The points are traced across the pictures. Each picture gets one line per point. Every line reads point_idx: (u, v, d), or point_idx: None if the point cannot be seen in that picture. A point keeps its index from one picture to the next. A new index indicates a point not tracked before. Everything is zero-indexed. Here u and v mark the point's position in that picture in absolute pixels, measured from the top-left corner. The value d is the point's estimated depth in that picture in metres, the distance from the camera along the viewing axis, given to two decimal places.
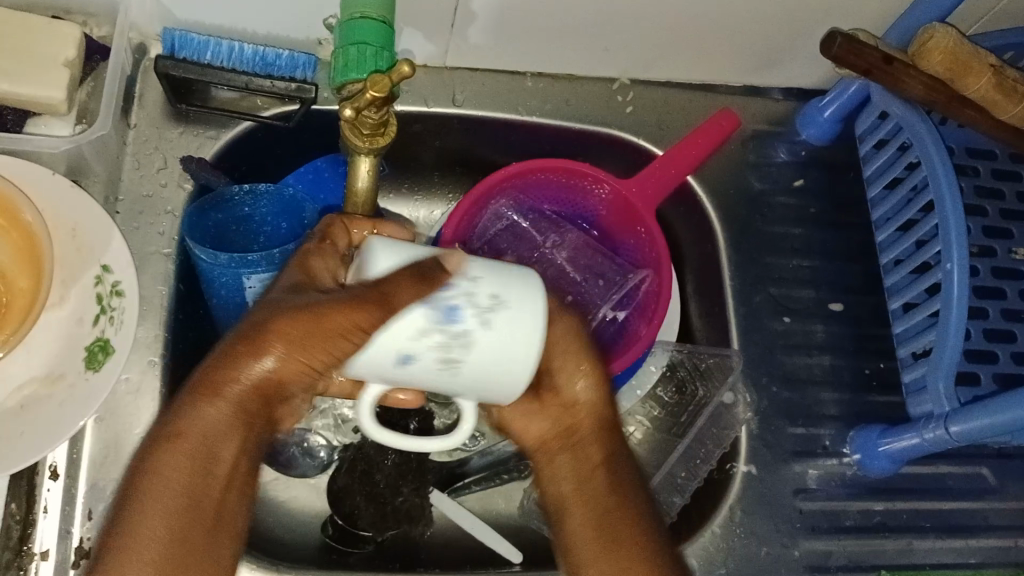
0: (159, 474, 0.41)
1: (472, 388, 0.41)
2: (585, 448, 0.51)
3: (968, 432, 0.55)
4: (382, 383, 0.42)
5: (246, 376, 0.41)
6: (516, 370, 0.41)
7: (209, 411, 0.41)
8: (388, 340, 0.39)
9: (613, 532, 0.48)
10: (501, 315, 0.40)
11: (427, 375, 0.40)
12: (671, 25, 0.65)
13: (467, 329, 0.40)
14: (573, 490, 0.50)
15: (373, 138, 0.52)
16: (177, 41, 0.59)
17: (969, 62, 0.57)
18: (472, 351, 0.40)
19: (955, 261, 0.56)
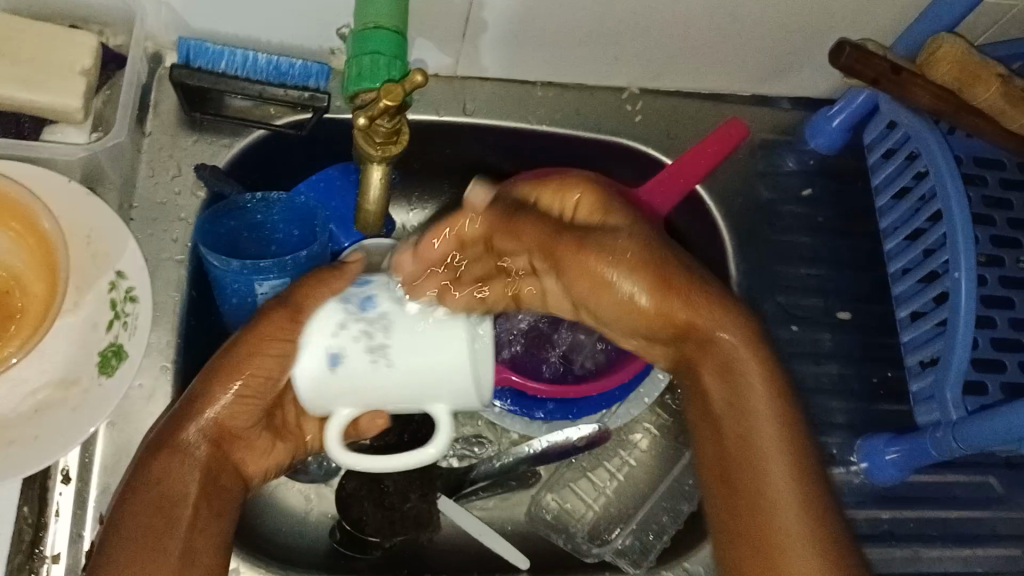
0: (128, 519, 0.46)
1: (424, 384, 0.45)
2: (695, 369, 0.52)
3: (976, 441, 0.55)
4: (344, 403, 0.45)
5: (204, 412, 0.48)
6: (452, 351, 0.44)
7: (172, 458, 0.47)
8: (313, 345, 0.44)
9: (749, 473, 0.49)
10: (413, 299, 0.45)
11: (361, 372, 0.44)
12: (680, 34, 0.66)
13: (381, 313, 0.45)
14: (697, 407, 0.52)
15: (385, 146, 0.52)
16: (192, 51, 0.60)
17: (977, 71, 0.58)
18: (393, 334, 0.44)
19: (963, 270, 0.56)
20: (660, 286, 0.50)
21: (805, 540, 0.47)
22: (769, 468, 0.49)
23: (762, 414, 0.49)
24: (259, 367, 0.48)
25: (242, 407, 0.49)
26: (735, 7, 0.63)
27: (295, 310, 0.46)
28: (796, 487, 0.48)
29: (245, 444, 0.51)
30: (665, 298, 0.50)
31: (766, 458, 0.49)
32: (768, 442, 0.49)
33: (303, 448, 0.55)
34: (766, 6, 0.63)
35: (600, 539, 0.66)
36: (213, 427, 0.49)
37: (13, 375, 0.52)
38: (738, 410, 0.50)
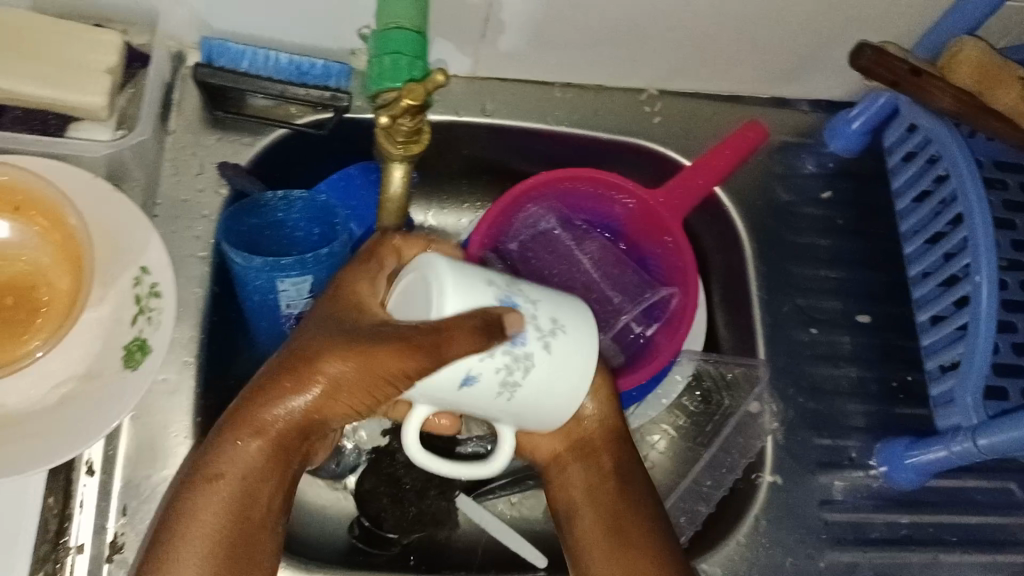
0: (201, 511, 0.43)
1: (526, 413, 0.43)
2: (596, 457, 0.51)
3: (996, 446, 0.54)
4: (433, 402, 0.43)
5: (292, 407, 0.43)
6: (560, 398, 0.43)
7: (250, 449, 0.43)
8: (462, 364, 0.41)
9: (632, 537, 0.48)
10: (559, 343, 0.42)
11: (484, 398, 0.42)
12: (700, 36, 0.66)
13: (529, 352, 0.42)
14: (585, 500, 0.50)
15: (407, 145, 0.53)
16: (215, 50, 0.61)
17: (998, 74, 0.59)
18: (534, 375, 0.42)
19: (984, 274, 0.56)
20: (602, 391, 0.50)
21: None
22: (596, 549, 0.49)
23: (598, 489, 0.50)
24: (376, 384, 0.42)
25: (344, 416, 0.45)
26: (755, 9, 0.63)
27: (409, 340, 0.40)
28: (620, 572, 0.48)
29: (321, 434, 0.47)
30: (588, 429, 0.50)
31: (593, 537, 0.49)
32: (592, 518, 0.50)
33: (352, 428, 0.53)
34: (786, 8, 0.63)
35: None
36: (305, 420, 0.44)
37: (37, 369, 0.53)
38: (574, 484, 0.51)
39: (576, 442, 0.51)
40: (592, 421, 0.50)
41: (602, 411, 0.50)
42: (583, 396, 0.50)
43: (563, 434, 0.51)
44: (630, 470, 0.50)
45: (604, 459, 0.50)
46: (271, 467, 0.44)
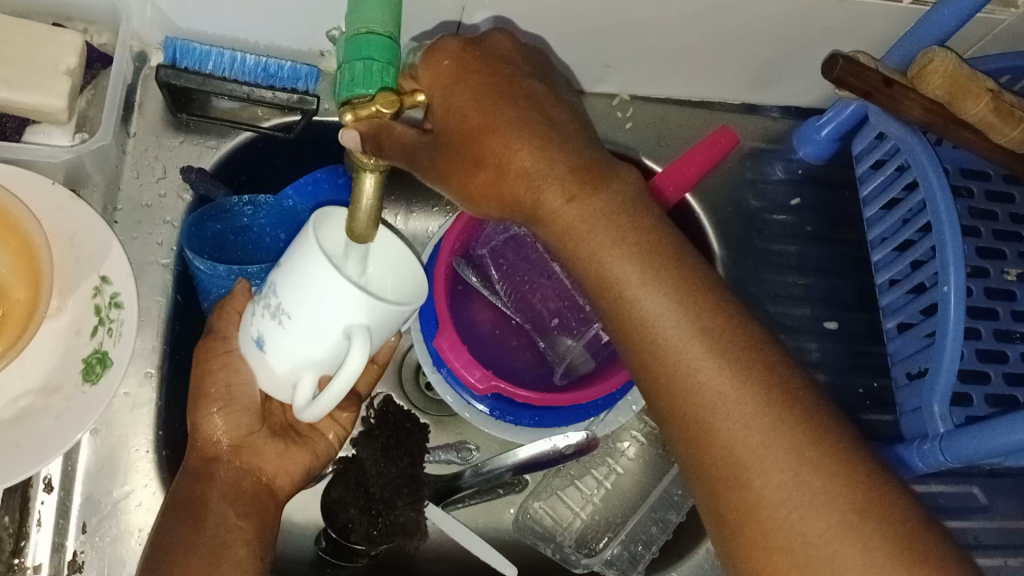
0: (161, 532, 0.49)
1: (323, 317, 0.45)
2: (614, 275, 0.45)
3: (960, 456, 0.55)
4: (302, 372, 0.47)
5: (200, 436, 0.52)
6: (312, 281, 0.44)
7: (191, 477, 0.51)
8: (249, 347, 0.49)
9: (710, 367, 0.42)
10: (275, 269, 0.47)
11: (275, 339, 0.47)
12: (672, 42, 0.65)
13: (269, 285, 0.47)
14: (647, 323, 0.44)
15: (379, 154, 0.45)
16: (178, 51, 0.59)
17: (968, 85, 0.58)
18: (280, 293, 0.46)
19: (952, 285, 0.57)
20: (574, 189, 0.45)
21: (779, 446, 0.41)
22: (689, 395, 0.43)
23: (669, 315, 0.43)
24: (223, 384, 0.52)
25: (232, 418, 0.53)
26: (728, 16, 0.63)
27: (216, 337, 0.53)
28: (742, 415, 0.41)
29: (255, 456, 0.54)
30: (584, 204, 0.45)
31: (707, 385, 0.42)
32: (697, 378, 0.42)
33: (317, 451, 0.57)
34: (758, 16, 0.63)
35: (588, 548, 0.66)
36: (221, 438, 0.53)
37: None
38: (646, 313, 0.44)
39: (586, 174, 0.45)
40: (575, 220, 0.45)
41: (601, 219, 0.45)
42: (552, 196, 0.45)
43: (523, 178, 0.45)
44: (680, 289, 0.44)
45: (661, 278, 0.44)
46: (217, 476, 0.52)
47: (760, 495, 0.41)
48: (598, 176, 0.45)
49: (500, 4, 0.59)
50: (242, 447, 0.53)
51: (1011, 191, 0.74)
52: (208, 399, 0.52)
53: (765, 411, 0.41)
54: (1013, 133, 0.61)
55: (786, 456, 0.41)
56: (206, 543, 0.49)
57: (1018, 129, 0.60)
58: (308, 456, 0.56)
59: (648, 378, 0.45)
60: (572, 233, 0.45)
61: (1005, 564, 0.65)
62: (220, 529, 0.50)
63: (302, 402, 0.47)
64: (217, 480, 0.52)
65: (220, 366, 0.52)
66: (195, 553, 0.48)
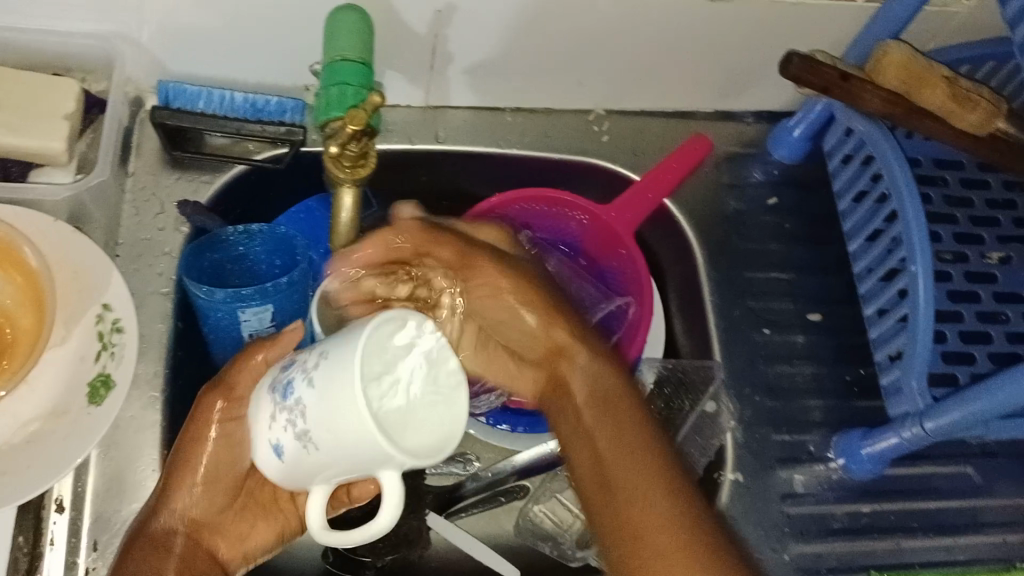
0: None
1: (343, 458, 0.41)
2: (569, 396, 0.52)
3: (944, 427, 0.57)
4: (317, 482, 0.43)
5: (164, 512, 0.50)
6: (336, 413, 0.39)
7: (141, 554, 0.48)
8: (261, 436, 0.45)
9: (644, 474, 0.48)
10: (323, 371, 0.41)
11: (294, 457, 0.42)
12: (639, 54, 0.68)
13: (297, 396, 0.42)
14: (591, 445, 0.50)
15: (355, 169, 0.51)
16: (171, 93, 0.63)
17: (923, 73, 0.61)
18: (308, 417, 0.41)
19: (920, 265, 0.58)
20: (573, 375, 0.53)
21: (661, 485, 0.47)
22: (625, 493, 0.48)
23: (589, 403, 0.51)
24: (194, 458, 0.50)
25: (205, 499, 0.51)
26: (688, 25, 0.66)
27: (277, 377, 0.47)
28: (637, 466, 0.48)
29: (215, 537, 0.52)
30: (575, 374, 0.52)
31: (633, 503, 0.47)
32: (629, 506, 0.47)
33: (288, 526, 0.54)
34: (717, 25, 0.66)
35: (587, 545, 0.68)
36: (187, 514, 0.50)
37: (5, 409, 0.54)
38: (571, 420, 0.52)
39: (555, 343, 0.53)
40: (549, 348, 0.53)
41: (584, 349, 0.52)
42: (527, 317, 0.54)
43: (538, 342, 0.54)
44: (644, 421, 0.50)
45: (595, 414, 0.51)
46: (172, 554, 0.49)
47: (648, 551, 0.46)
48: (582, 335, 0.53)
49: (469, 30, 0.63)
50: (202, 523, 0.51)
51: (984, 178, 0.76)
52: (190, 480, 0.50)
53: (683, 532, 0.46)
54: (972, 118, 0.61)
55: (686, 554, 0.45)
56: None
57: (976, 112, 0.61)
58: (275, 534, 0.54)
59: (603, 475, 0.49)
60: (559, 383, 0.53)
61: (1004, 541, 0.66)
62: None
63: (315, 522, 0.43)
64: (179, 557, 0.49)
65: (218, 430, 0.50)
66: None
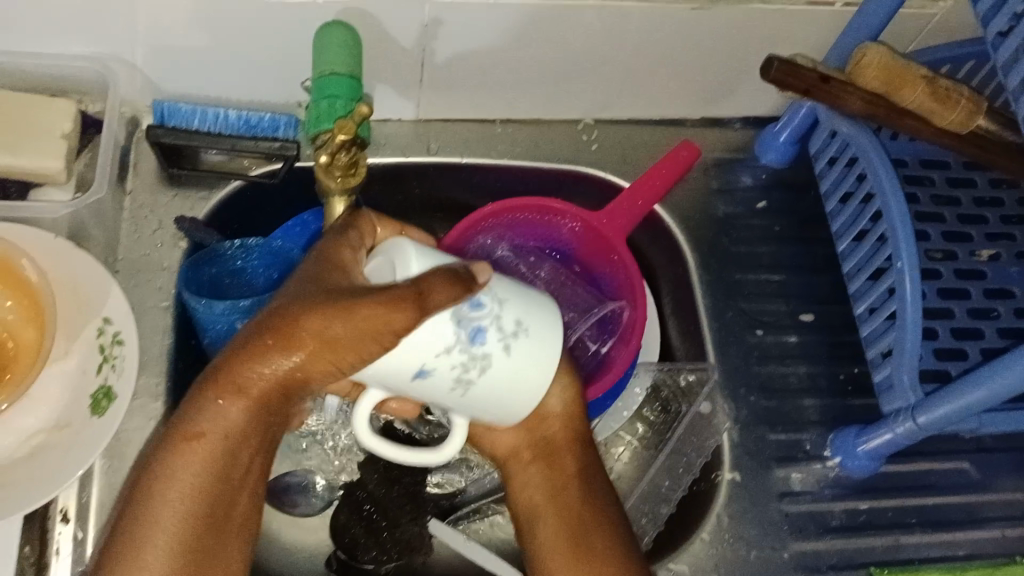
0: (174, 477, 0.43)
1: (502, 404, 0.47)
2: (560, 458, 0.56)
3: (936, 420, 0.57)
4: (379, 387, 0.46)
5: (270, 371, 0.42)
6: (538, 372, 0.47)
7: (231, 411, 0.43)
8: (398, 346, 0.43)
9: (595, 539, 0.52)
10: (523, 342, 0.46)
11: (441, 390, 0.45)
12: (623, 63, 0.70)
13: (487, 352, 0.45)
14: (546, 499, 0.55)
15: (345, 178, 0.52)
16: (166, 112, 0.64)
17: (903, 74, 0.62)
18: (489, 374, 0.45)
19: (905, 261, 0.59)
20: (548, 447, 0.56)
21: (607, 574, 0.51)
22: (553, 557, 0.53)
23: (541, 490, 0.56)
24: (327, 329, 0.42)
25: (326, 373, 0.43)
26: (669, 34, 0.67)
27: (422, 296, 0.41)
28: (581, 564, 0.51)
29: (298, 406, 0.46)
30: (535, 464, 0.56)
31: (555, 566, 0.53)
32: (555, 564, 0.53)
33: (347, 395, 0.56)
34: (698, 32, 0.67)
35: None
36: (272, 395, 0.43)
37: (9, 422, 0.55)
38: (529, 487, 0.56)
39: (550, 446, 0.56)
40: (554, 418, 0.56)
41: (565, 406, 0.55)
42: (552, 399, 0.55)
43: (535, 422, 0.56)
44: (587, 480, 0.55)
45: (563, 493, 0.55)
46: (251, 428, 0.43)
47: None
48: (557, 449, 0.56)
49: (456, 41, 0.64)
50: (302, 391, 0.44)
51: (971, 176, 0.77)
52: (268, 365, 0.42)
53: None
54: (954, 116, 0.63)
55: None
56: (200, 548, 0.43)
57: (958, 110, 0.62)
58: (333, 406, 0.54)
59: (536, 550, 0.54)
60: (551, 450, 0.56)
61: (1003, 536, 0.66)
62: (222, 531, 0.44)
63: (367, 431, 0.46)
64: (252, 434, 0.44)
65: (338, 310, 0.42)
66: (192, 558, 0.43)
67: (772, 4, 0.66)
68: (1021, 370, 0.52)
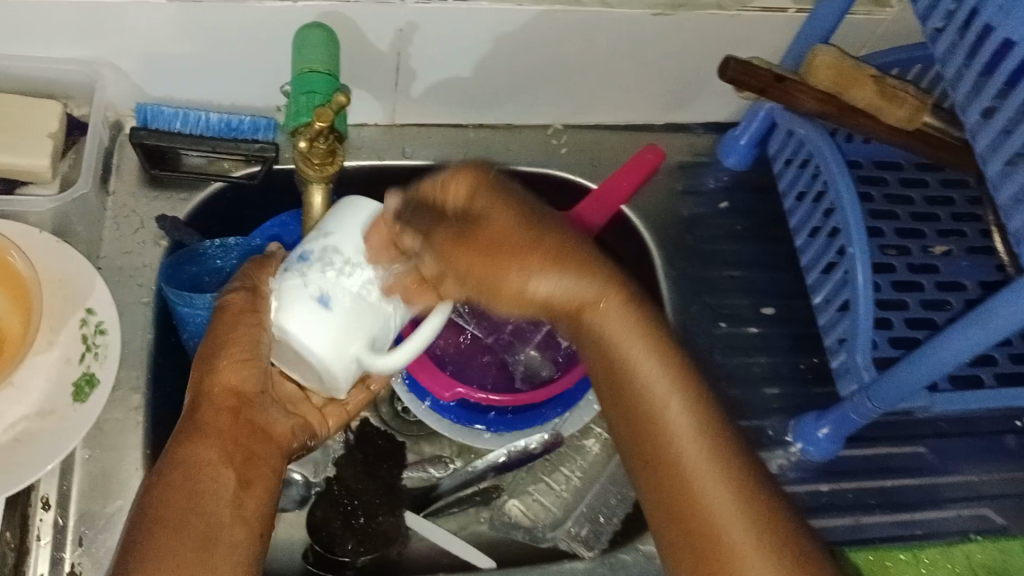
0: (153, 509, 0.50)
1: (404, 256, 0.50)
2: (649, 375, 0.51)
3: (889, 398, 0.59)
4: (356, 338, 0.50)
5: (207, 389, 0.54)
6: (371, 226, 0.50)
7: (193, 450, 0.52)
8: (293, 315, 0.49)
9: (701, 449, 0.49)
10: (334, 226, 0.50)
11: (347, 289, 0.49)
12: (590, 69, 0.73)
13: (327, 245, 0.50)
14: (664, 411, 0.50)
15: (323, 167, 0.54)
16: (149, 114, 0.67)
17: (852, 74, 0.65)
18: (354, 255, 0.49)
19: (857, 247, 0.62)
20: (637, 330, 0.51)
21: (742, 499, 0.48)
22: (700, 471, 0.49)
23: (675, 398, 0.50)
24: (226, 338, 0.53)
25: (242, 371, 0.54)
26: (633, 39, 0.70)
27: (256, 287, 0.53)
28: (722, 477, 0.48)
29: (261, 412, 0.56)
30: (646, 352, 0.51)
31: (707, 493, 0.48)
32: (703, 485, 0.48)
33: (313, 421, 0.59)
34: (659, 38, 0.71)
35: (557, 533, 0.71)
36: (226, 393, 0.54)
37: None
38: (655, 398, 0.50)
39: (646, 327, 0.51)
40: (621, 319, 0.51)
41: (612, 310, 0.51)
42: (599, 300, 0.50)
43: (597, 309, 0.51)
44: (683, 382, 0.50)
45: (680, 398, 0.50)
46: (215, 452, 0.53)
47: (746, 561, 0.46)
48: (651, 333, 0.51)
49: (430, 45, 0.67)
50: (249, 400, 0.55)
51: (922, 177, 0.80)
52: (223, 353, 0.53)
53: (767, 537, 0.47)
54: (901, 114, 0.66)
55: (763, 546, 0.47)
56: (199, 526, 0.50)
57: (905, 108, 0.66)
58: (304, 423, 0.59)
59: (675, 463, 0.49)
60: (627, 369, 0.51)
61: (957, 515, 0.68)
62: (215, 512, 0.51)
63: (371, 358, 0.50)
64: (215, 438, 0.53)
65: (240, 319, 0.53)
66: (188, 534, 0.49)
67: (729, 11, 0.69)
68: (957, 349, 0.53)
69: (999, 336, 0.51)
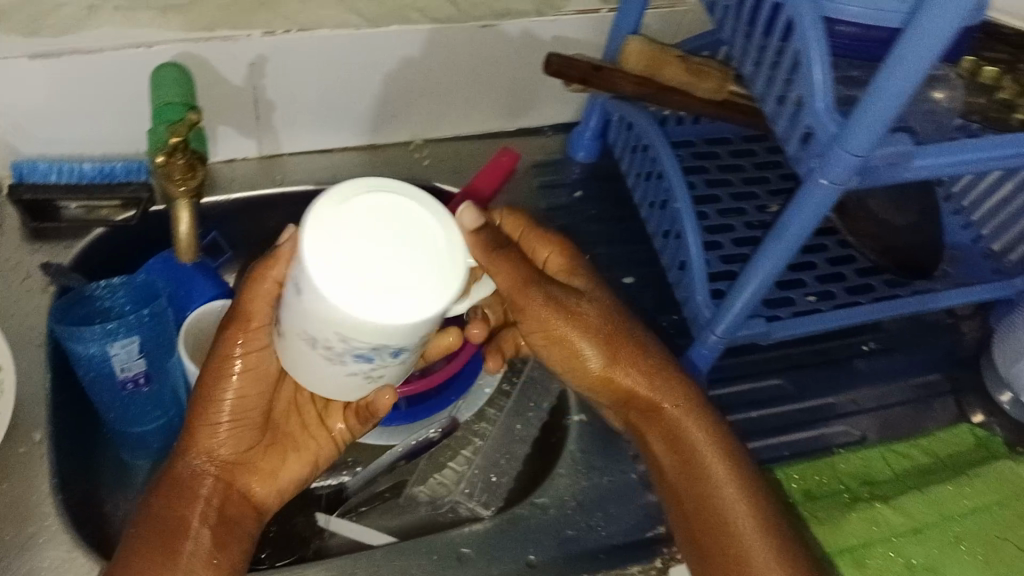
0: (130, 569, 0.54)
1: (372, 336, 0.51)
2: (678, 407, 0.64)
3: (727, 330, 0.66)
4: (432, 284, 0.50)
5: (201, 450, 0.58)
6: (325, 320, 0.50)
7: (179, 500, 0.57)
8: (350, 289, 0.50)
9: (717, 461, 0.63)
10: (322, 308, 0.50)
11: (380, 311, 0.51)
12: (437, 85, 0.80)
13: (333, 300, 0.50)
14: (691, 436, 0.64)
15: (186, 182, 0.63)
16: (25, 170, 0.71)
17: (659, 56, 0.74)
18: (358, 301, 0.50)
19: (683, 203, 0.70)
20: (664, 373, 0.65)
21: (749, 500, 0.62)
22: (727, 499, 0.62)
23: (698, 428, 0.64)
24: (219, 396, 0.57)
25: (230, 433, 0.59)
26: (469, 53, 0.78)
27: (246, 316, 0.54)
28: (737, 486, 0.62)
29: (254, 468, 0.61)
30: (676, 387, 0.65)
31: (728, 500, 0.62)
32: (724, 489, 0.62)
33: (315, 461, 0.64)
34: (493, 50, 0.79)
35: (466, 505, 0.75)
36: (215, 459, 0.59)
37: None
38: (688, 431, 0.64)
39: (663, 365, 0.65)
40: (647, 362, 0.64)
41: (644, 355, 0.64)
42: (634, 354, 0.64)
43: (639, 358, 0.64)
44: (699, 411, 0.65)
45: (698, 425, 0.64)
46: (196, 503, 0.57)
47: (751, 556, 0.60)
48: (668, 373, 0.65)
49: (285, 78, 0.74)
50: (235, 461, 0.60)
51: (751, 147, 0.90)
52: (207, 420, 0.58)
53: (770, 532, 0.61)
54: (707, 86, 0.74)
55: (774, 538, 0.60)
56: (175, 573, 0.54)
57: (710, 81, 0.74)
58: (305, 465, 0.63)
59: (708, 490, 0.62)
60: (671, 408, 0.64)
61: (819, 433, 0.76)
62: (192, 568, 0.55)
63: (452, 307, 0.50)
64: (199, 497, 0.58)
65: (225, 374, 0.56)
66: None
67: (546, 15, 0.78)
68: (764, 273, 0.60)
69: (793, 252, 0.58)
